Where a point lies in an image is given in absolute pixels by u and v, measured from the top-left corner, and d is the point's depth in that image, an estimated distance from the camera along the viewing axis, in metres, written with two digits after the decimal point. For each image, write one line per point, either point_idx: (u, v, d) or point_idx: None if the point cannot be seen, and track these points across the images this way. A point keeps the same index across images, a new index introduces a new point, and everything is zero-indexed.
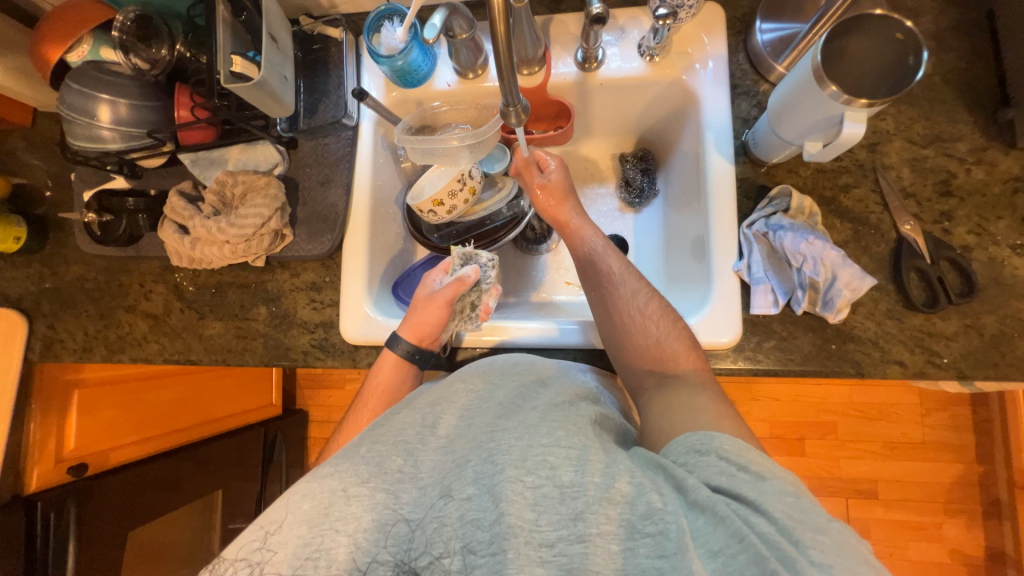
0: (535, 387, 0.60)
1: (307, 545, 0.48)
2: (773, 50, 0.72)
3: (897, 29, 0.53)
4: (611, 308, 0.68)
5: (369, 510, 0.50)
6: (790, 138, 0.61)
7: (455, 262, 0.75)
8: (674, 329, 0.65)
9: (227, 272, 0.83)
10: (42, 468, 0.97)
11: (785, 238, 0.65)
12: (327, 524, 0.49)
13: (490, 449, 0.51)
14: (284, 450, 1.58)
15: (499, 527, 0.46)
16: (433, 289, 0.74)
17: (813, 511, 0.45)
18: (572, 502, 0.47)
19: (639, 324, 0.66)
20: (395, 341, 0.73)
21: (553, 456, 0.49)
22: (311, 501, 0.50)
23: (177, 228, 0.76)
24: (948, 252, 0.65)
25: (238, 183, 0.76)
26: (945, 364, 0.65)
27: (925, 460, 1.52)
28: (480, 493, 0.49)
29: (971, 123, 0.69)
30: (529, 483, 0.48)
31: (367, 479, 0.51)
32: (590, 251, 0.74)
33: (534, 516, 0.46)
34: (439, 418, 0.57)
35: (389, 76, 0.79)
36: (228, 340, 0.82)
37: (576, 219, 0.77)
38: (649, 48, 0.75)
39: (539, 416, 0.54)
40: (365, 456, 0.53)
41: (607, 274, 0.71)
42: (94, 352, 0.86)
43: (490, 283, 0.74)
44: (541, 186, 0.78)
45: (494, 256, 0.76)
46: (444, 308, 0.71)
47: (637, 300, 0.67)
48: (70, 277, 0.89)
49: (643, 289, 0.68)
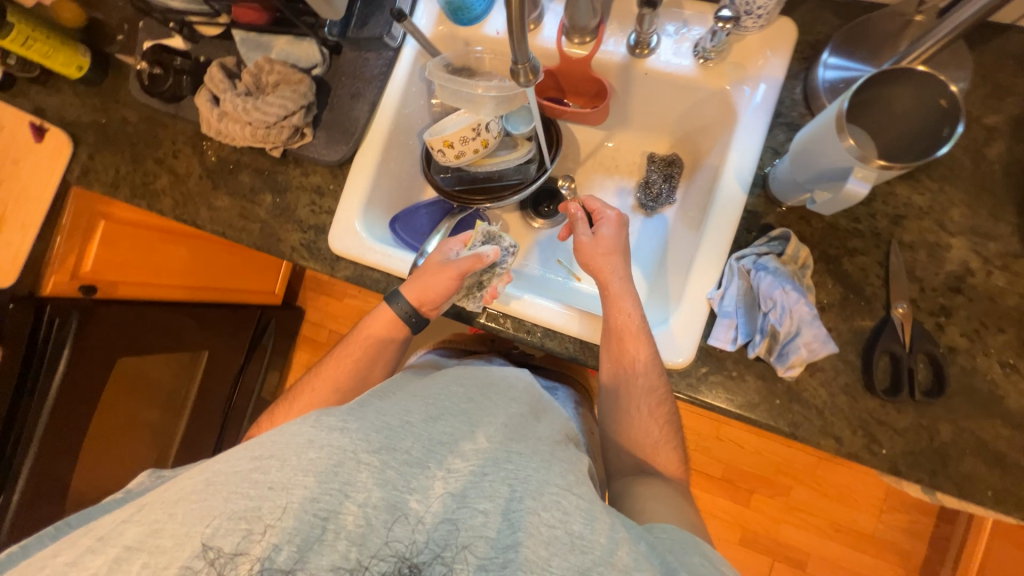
0: (531, 419, 0.59)
1: (314, 501, 0.44)
2: (831, 90, 0.67)
3: (941, 95, 0.46)
4: (623, 394, 0.69)
5: (379, 485, 0.46)
6: (802, 180, 0.57)
7: (477, 238, 0.78)
8: (669, 432, 0.69)
9: (247, 154, 0.88)
10: (58, 279, 1.09)
11: (764, 280, 0.64)
12: (336, 484, 0.45)
13: (508, 470, 0.49)
14: (272, 336, 1.70)
15: (514, 554, 0.43)
16: (448, 258, 0.75)
17: None
18: (581, 556, 0.43)
19: (641, 422, 0.68)
20: (398, 299, 0.76)
21: (566, 501, 0.47)
22: (319, 451, 0.47)
23: (210, 98, 0.80)
24: (930, 346, 0.62)
25: (273, 72, 0.79)
26: (881, 455, 0.63)
27: (865, 552, 1.49)
28: (496, 512, 0.46)
29: (1013, 226, 0.64)
30: (545, 519, 0.45)
31: (378, 450, 0.48)
32: (624, 330, 0.69)
33: (546, 555, 0.43)
34: (443, 416, 0.55)
35: (443, 8, 0.79)
36: (231, 216, 0.88)
37: (619, 283, 0.72)
38: (704, 50, 0.71)
39: (547, 452, 0.53)
40: (376, 423, 0.51)
41: (630, 361, 0.67)
42: (120, 190, 0.94)
43: (504, 268, 0.77)
44: (588, 241, 0.75)
45: (515, 245, 0.79)
46: (454, 279, 0.73)
47: (651, 400, 0.67)
48: (117, 117, 0.96)
49: (660, 390, 0.67)
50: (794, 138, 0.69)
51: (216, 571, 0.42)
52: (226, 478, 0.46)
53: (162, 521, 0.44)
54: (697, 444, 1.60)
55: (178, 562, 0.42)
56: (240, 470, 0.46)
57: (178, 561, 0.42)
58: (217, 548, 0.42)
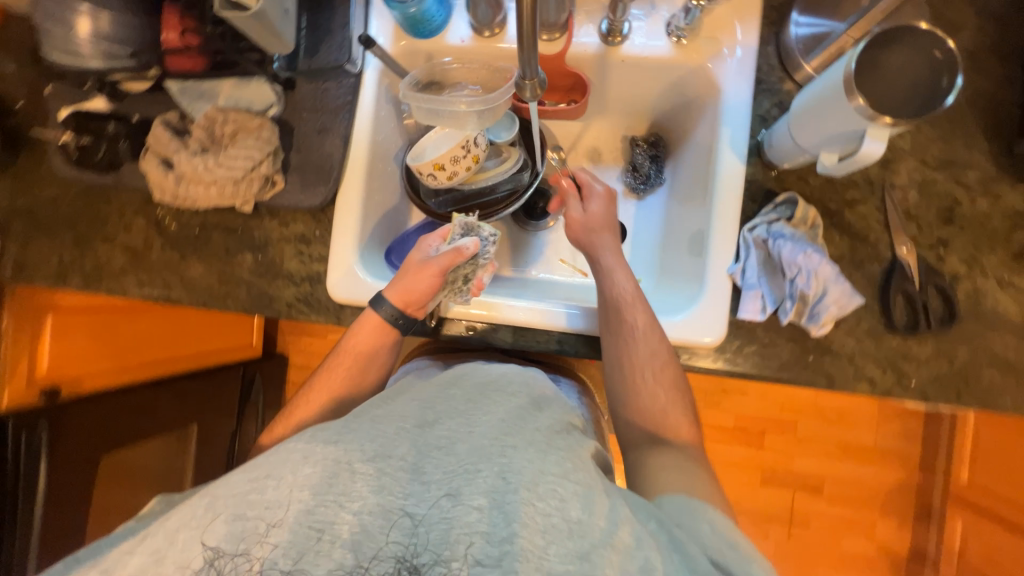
0: (532, 410, 0.57)
1: (309, 514, 0.44)
2: (804, 48, 0.69)
3: (937, 46, 0.49)
4: (623, 362, 0.68)
5: (374, 491, 0.46)
6: (806, 145, 0.58)
7: (455, 231, 0.72)
8: (678, 396, 0.67)
9: (212, 214, 0.80)
10: (14, 390, 0.96)
11: (785, 247, 0.66)
12: (331, 496, 0.45)
13: (503, 463, 0.48)
14: (261, 391, 1.59)
15: (510, 547, 0.42)
16: (428, 255, 0.71)
17: None
18: (579, 541, 0.43)
19: (646, 387, 0.67)
20: (380, 303, 0.71)
21: (563, 488, 0.46)
22: (313, 466, 0.47)
23: (160, 162, 0.72)
24: (937, 279, 0.67)
25: (228, 122, 0.72)
26: (911, 386, 0.67)
27: (872, 464, 1.62)
28: (490, 506, 0.45)
29: (987, 152, 0.68)
30: (540, 509, 0.45)
31: (372, 458, 0.48)
32: (618, 298, 0.71)
33: (544, 543, 0.43)
34: (440, 419, 0.54)
35: (400, 22, 0.74)
36: (210, 284, 0.80)
37: (606, 258, 0.75)
38: (678, 28, 0.71)
39: (545, 441, 0.51)
40: (370, 432, 0.51)
41: (630, 327, 0.68)
42: (69, 280, 0.83)
43: (487, 258, 0.72)
44: (578, 215, 0.78)
45: (495, 233, 0.73)
46: (436, 276, 0.69)
47: (651, 363, 0.67)
48: (44, 198, 0.85)
49: (663, 353, 0.67)
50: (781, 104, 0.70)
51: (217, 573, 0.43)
52: (226, 501, 0.46)
53: (164, 547, 0.45)
54: (706, 401, 1.66)
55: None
56: (239, 491, 0.46)
57: (182, 563, 0.43)
58: (218, 552, 0.44)
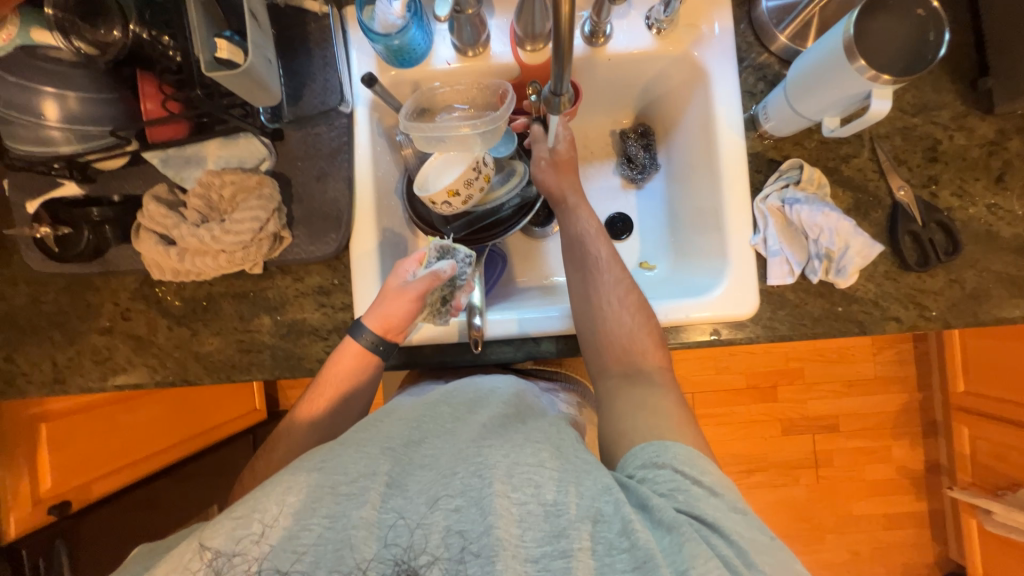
0: (516, 421, 0.56)
1: (292, 538, 0.44)
2: (775, 19, 0.72)
3: (920, 5, 0.54)
4: (591, 293, 0.70)
5: (360, 506, 0.46)
6: (809, 112, 0.62)
7: (431, 255, 0.70)
8: (645, 320, 0.68)
9: (218, 282, 0.76)
10: (20, 512, 0.89)
11: (802, 210, 0.69)
12: (315, 519, 0.45)
13: (479, 462, 0.49)
14: None
15: (487, 539, 0.44)
16: (405, 280, 0.68)
17: (760, 529, 0.50)
18: (555, 520, 0.46)
19: (614, 312, 0.68)
20: (359, 330, 0.67)
21: (538, 475, 0.48)
22: (296, 494, 0.45)
23: (159, 239, 0.67)
24: (937, 214, 0.71)
25: (226, 184, 0.68)
26: (933, 317, 0.72)
27: (878, 393, 1.72)
28: (467, 505, 0.47)
29: (954, 91, 0.74)
30: (516, 499, 0.47)
31: (356, 479, 0.47)
32: (583, 236, 0.73)
33: (520, 532, 0.45)
34: (427, 438, 0.53)
35: (383, 55, 0.72)
36: (230, 355, 0.75)
37: (572, 199, 0.76)
38: (658, 21, 0.73)
39: (522, 437, 0.52)
40: (353, 457, 0.49)
41: (594, 259, 0.72)
42: (68, 383, 0.77)
43: (465, 279, 0.71)
44: (548, 157, 0.76)
45: (470, 254, 0.73)
46: (415, 301, 0.66)
47: (616, 291, 0.69)
48: (22, 300, 0.78)
49: (626, 280, 0.70)
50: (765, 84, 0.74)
51: (213, 570, 0.43)
52: (224, 520, 0.45)
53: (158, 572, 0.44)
54: (718, 366, 1.72)
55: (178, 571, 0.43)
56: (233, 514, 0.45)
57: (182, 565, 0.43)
58: (216, 550, 0.43)
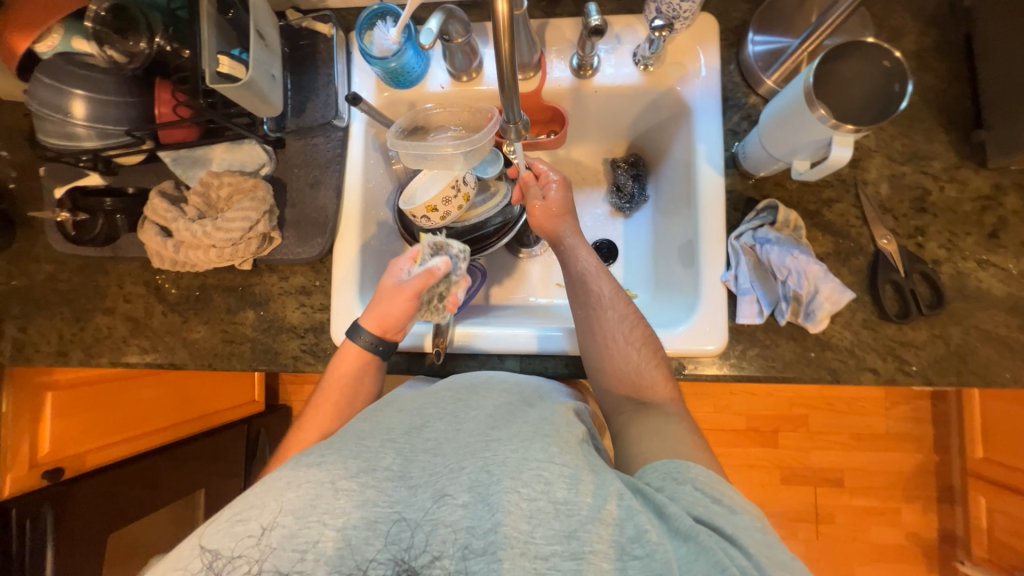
0: (522, 406, 0.59)
1: (293, 536, 0.47)
2: (763, 64, 0.74)
3: (886, 56, 0.55)
4: (596, 331, 0.70)
5: (358, 506, 0.48)
6: (779, 154, 0.63)
7: (425, 252, 0.71)
8: (652, 354, 0.68)
9: (212, 275, 0.81)
10: (16, 474, 0.94)
11: (773, 251, 0.68)
12: (315, 516, 0.47)
13: (486, 458, 0.50)
14: (268, 446, 1.55)
15: (495, 536, 0.46)
16: (400, 279, 0.69)
17: (781, 549, 0.48)
18: (566, 520, 0.47)
19: (620, 348, 0.68)
20: (356, 332, 0.69)
21: (548, 472, 0.49)
22: (296, 489, 0.49)
23: (159, 230, 0.73)
24: (921, 265, 0.69)
25: (224, 185, 0.74)
26: (913, 371, 0.69)
27: (889, 450, 1.61)
28: (473, 501, 0.48)
29: (946, 142, 0.72)
30: (525, 495, 0.48)
31: (356, 474, 0.50)
32: (584, 274, 0.73)
33: (529, 528, 0.46)
34: (429, 422, 0.56)
35: (381, 76, 0.78)
36: (214, 344, 0.80)
37: (571, 237, 0.76)
38: (644, 57, 0.75)
39: (531, 431, 0.53)
40: (355, 448, 0.52)
41: (597, 297, 0.71)
42: (70, 355, 0.83)
43: (460, 274, 0.71)
44: (540, 205, 0.77)
45: (464, 248, 0.74)
46: (411, 300, 0.67)
47: (621, 326, 0.69)
48: (42, 276, 0.85)
49: (631, 314, 0.70)
50: (742, 144, 0.73)
51: (213, 570, 0.46)
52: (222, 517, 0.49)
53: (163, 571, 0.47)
54: (716, 404, 1.66)
55: (181, 567, 0.46)
56: (227, 518, 0.48)
57: (183, 565, 0.46)
58: (216, 551, 0.46)
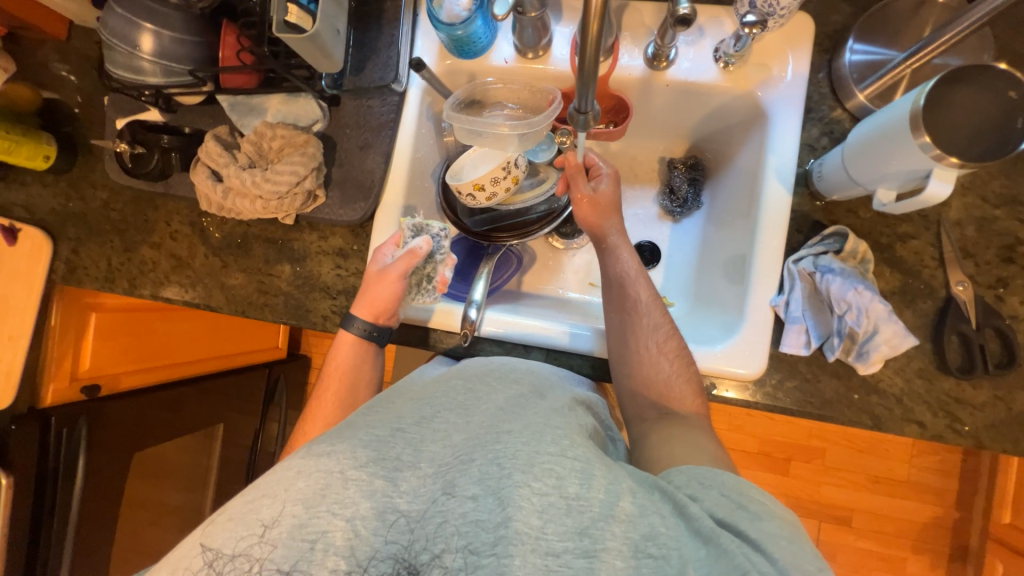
0: (533, 397, 0.58)
1: (302, 526, 0.47)
2: (858, 76, 0.67)
3: (1012, 86, 0.50)
4: (629, 337, 0.67)
5: (367, 497, 0.48)
6: (864, 180, 0.58)
7: (406, 234, 0.72)
8: (683, 368, 0.65)
9: (254, 225, 0.82)
10: (58, 385, 1.00)
11: (833, 282, 0.64)
12: (324, 506, 0.47)
13: (496, 450, 0.50)
14: (286, 392, 1.60)
15: (505, 531, 0.45)
16: (385, 264, 0.71)
17: (807, 557, 0.46)
18: (578, 516, 0.46)
19: (651, 357, 0.65)
20: (350, 320, 0.71)
21: (559, 466, 0.48)
22: (306, 480, 0.49)
23: (211, 174, 0.74)
24: (996, 320, 0.63)
25: (276, 137, 0.73)
26: (965, 432, 0.64)
27: (907, 498, 1.54)
28: (484, 494, 0.47)
29: None
30: (537, 490, 0.47)
31: (366, 464, 0.50)
32: (623, 277, 0.70)
33: (541, 524, 0.45)
34: (438, 413, 0.56)
35: (445, 43, 0.75)
36: (249, 293, 0.81)
37: (615, 235, 0.73)
38: (726, 54, 0.70)
39: (542, 423, 0.53)
40: (366, 436, 0.52)
41: (634, 302, 0.68)
42: (116, 283, 0.86)
43: (444, 254, 0.72)
44: (589, 196, 0.73)
45: (445, 227, 0.73)
46: (397, 282, 0.69)
47: (655, 336, 0.66)
48: (96, 203, 0.88)
49: (666, 325, 0.67)
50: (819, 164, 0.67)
51: (216, 570, 0.46)
52: (234, 507, 0.49)
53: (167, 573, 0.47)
54: (732, 425, 1.61)
55: (184, 566, 0.46)
56: (241, 505, 0.49)
57: (185, 565, 0.46)
58: (216, 550, 0.47)
